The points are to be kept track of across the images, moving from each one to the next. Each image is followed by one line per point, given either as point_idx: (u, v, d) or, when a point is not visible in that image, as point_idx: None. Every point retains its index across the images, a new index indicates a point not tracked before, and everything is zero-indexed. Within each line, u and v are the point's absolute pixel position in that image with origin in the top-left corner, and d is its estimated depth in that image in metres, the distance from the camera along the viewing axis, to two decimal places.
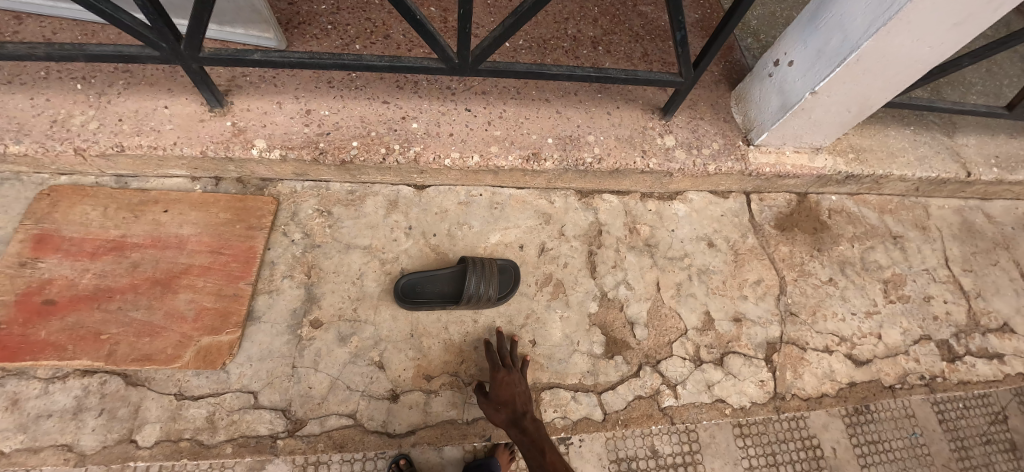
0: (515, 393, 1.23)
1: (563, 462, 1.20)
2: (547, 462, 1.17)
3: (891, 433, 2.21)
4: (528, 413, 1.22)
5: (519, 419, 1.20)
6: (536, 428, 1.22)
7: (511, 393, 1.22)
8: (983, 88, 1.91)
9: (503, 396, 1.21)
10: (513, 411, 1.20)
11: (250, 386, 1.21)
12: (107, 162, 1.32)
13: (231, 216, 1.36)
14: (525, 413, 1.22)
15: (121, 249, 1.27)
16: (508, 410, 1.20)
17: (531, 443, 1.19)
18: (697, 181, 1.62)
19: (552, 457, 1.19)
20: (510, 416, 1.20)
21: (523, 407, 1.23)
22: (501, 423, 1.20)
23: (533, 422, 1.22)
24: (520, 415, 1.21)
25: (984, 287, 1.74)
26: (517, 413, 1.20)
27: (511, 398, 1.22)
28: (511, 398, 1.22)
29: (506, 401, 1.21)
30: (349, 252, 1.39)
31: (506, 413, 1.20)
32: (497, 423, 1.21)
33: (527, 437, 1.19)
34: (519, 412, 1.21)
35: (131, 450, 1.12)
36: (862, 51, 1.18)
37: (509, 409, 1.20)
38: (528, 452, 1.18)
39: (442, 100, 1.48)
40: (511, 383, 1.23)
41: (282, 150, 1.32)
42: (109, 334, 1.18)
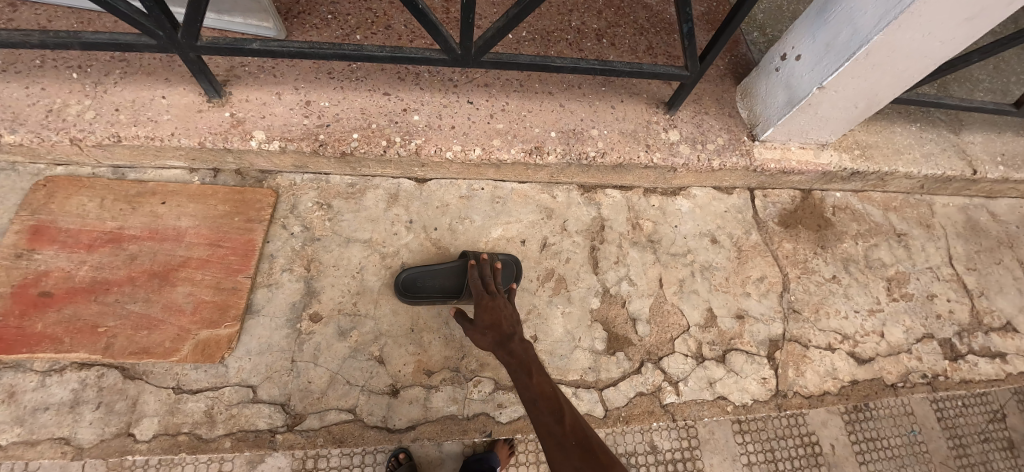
0: (500, 316, 1.13)
1: (553, 386, 1.06)
2: (533, 383, 1.04)
3: (890, 430, 2.22)
4: (516, 335, 1.12)
5: (506, 342, 1.10)
6: (526, 350, 1.11)
7: (495, 315, 1.13)
8: (990, 85, 1.89)
9: (489, 319, 1.12)
10: (498, 335, 1.11)
11: (249, 380, 1.20)
12: (104, 153, 1.30)
13: (230, 208, 1.35)
14: (513, 335, 1.12)
15: (118, 241, 1.26)
16: (494, 334, 1.11)
17: (519, 365, 1.07)
18: (701, 176, 1.60)
19: (541, 380, 1.06)
20: (495, 339, 1.11)
21: (510, 329, 1.13)
22: (489, 346, 1.12)
23: (522, 344, 1.11)
24: (508, 338, 1.11)
25: (987, 285, 1.74)
26: (503, 335, 1.10)
27: (496, 321, 1.12)
28: (495, 320, 1.12)
29: (492, 325, 1.12)
30: (349, 246, 1.38)
31: (491, 337, 1.11)
32: (485, 347, 1.13)
33: (514, 360, 1.08)
34: (504, 334, 1.11)
35: (129, 444, 1.11)
36: (871, 45, 1.16)
37: (495, 332, 1.11)
38: (515, 372, 1.07)
39: (444, 92, 1.45)
40: (495, 308, 1.14)
41: (282, 142, 1.30)
42: (107, 327, 1.17)
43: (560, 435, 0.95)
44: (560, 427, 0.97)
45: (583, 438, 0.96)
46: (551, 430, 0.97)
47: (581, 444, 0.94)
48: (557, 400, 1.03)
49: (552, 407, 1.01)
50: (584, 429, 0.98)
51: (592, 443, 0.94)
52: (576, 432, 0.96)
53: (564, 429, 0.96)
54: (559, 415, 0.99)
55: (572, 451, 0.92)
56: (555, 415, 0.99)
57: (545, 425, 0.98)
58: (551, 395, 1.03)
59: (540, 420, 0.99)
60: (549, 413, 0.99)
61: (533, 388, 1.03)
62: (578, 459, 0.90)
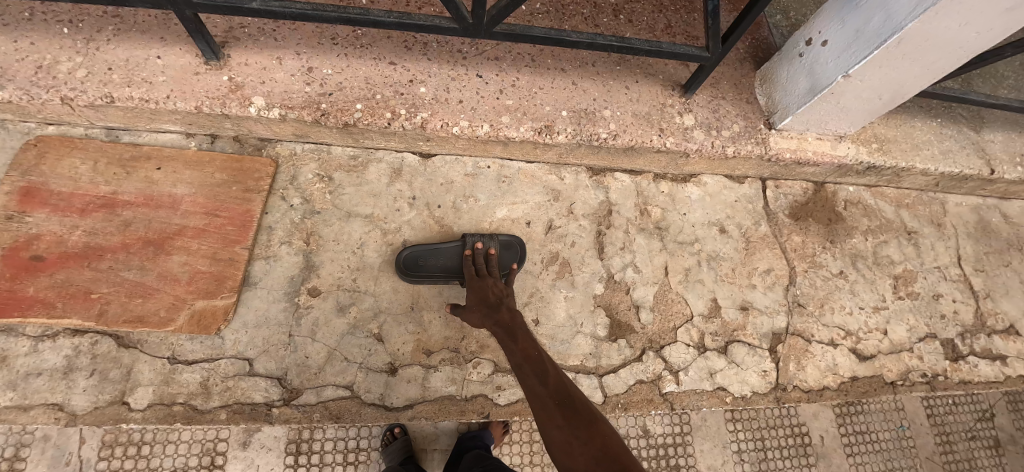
0: (485, 291, 1.18)
1: (539, 349, 1.07)
2: (518, 348, 1.06)
3: (880, 424, 2.24)
4: (504, 305, 1.15)
5: (492, 312, 1.14)
6: (513, 318, 1.13)
7: (480, 293, 1.18)
8: (1016, 82, 1.79)
9: (473, 298, 1.17)
10: (484, 307, 1.15)
11: (246, 353, 1.19)
12: (96, 113, 1.24)
13: (228, 176, 1.30)
14: (498, 306, 1.15)
15: (111, 207, 1.22)
16: (481, 307, 1.15)
17: (505, 332, 1.09)
18: (714, 163, 1.55)
19: (526, 345, 1.07)
20: (483, 311, 1.14)
21: (497, 300, 1.16)
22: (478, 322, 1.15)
23: (508, 313, 1.13)
24: (493, 308, 1.14)
25: (994, 288, 1.72)
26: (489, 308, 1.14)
27: (481, 298, 1.17)
28: (480, 296, 1.17)
29: (478, 301, 1.16)
30: (350, 221, 1.34)
31: (479, 311, 1.15)
32: (475, 321, 1.16)
33: (501, 328, 1.10)
34: (491, 305, 1.15)
35: (124, 412, 1.10)
36: (904, 33, 1.10)
37: (481, 307, 1.15)
38: (502, 340, 1.09)
39: (453, 64, 1.39)
40: (480, 287, 1.19)
41: (282, 109, 1.25)
42: (100, 293, 1.14)
43: (542, 394, 0.95)
44: (543, 387, 0.96)
45: (567, 394, 0.95)
46: (535, 390, 0.96)
47: (564, 400, 0.93)
48: (542, 361, 1.03)
49: (537, 370, 1.00)
50: (570, 388, 0.97)
51: (574, 398, 0.93)
52: (559, 390, 0.95)
53: (547, 389, 0.96)
54: (543, 375, 0.99)
55: (552, 407, 0.91)
56: (539, 376, 0.99)
57: (529, 386, 0.98)
58: (536, 358, 1.04)
59: (524, 382, 0.99)
60: (533, 375, 0.99)
61: (519, 353, 1.05)
62: (558, 412, 0.89)
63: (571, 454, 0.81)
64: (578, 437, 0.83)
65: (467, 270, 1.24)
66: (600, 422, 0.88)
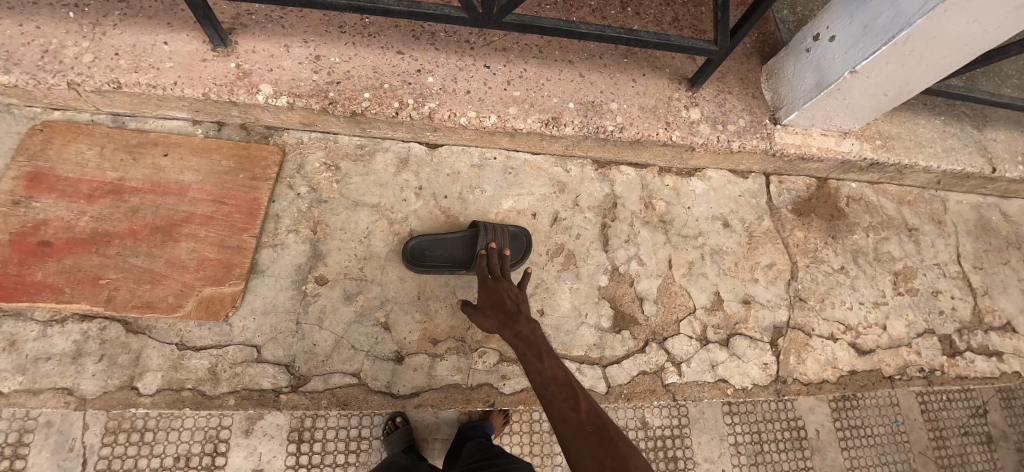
0: (503, 297, 1.15)
1: (565, 370, 1.05)
2: (545, 367, 1.04)
3: (875, 419, 2.27)
4: (522, 315, 1.12)
5: (512, 323, 1.10)
6: (532, 331, 1.10)
7: (496, 297, 1.14)
8: (1021, 82, 1.77)
9: (489, 302, 1.14)
10: (501, 316, 1.11)
11: (254, 340, 1.19)
12: (103, 99, 1.24)
13: (235, 164, 1.30)
14: (516, 316, 1.12)
15: (119, 193, 1.22)
16: (500, 315, 1.12)
17: (528, 347, 1.07)
18: (718, 158, 1.56)
19: (552, 364, 1.05)
20: (500, 318, 1.11)
21: (515, 308, 1.14)
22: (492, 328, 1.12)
23: (528, 325, 1.11)
24: (512, 318, 1.11)
25: (992, 285, 1.74)
26: (508, 316, 1.11)
27: (495, 303, 1.14)
28: (495, 301, 1.14)
29: (495, 307, 1.13)
30: (357, 210, 1.34)
31: (495, 317, 1.12)
32: (491, 329, 1.13)
33: (522, 341, 1.08)
34: (509, 314, 1.11)
35: (133, 397, 1.11)
36: (912, 30, 1.10)
37: (498, 314, 1.12)
38: (525, 356, 1.06)
39: (461, 55, 1.39)
40: (495, 290, 1.16)
41: (290, 97, 1.24)
42: (108, 279, 1.15)
43: (574, 420, 0.93)
44: (575, 413, 0.94)
45: (599, 424, 0.93)
46: (565, 415, 0.94)
47: (598, 430, 0.91)
48: (571, 384, 1.01)
49: (567, 394, 0.98)
50: (600, 416, 0.95)
51: (607, 428, 0.92)
52: (591, 418, 0.93)
53: (579, 416, 0.93)
54: (574, 401, 0.96)
55: (587, 435, 0.89)
56: (569, 400, 0.97)
57: (559, 411, 0.95)
58: (564, 380, 1.02)
59: (554, 406, 0.96)
60: (563, 400, 0.97)
61: (545, 373, 1.03)
62: (593, 443, 0.88)
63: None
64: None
65: (481, 270, 1.21)
66: (634, 456, 0.87)
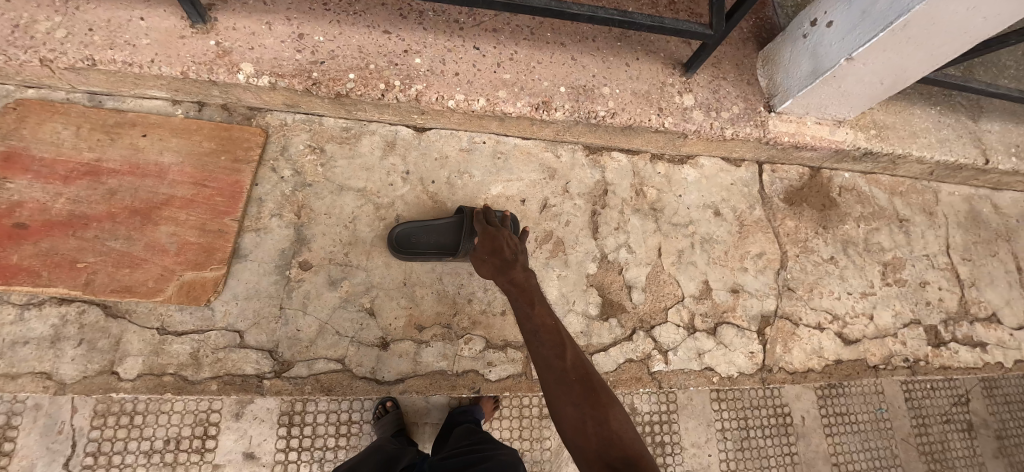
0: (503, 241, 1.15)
1: (555, 319, 1.04)
2: (534, 314, 1.03)
3: (859, 407, 2.30)
4: (518, 263, 1.13)
5: (507, 268, 1.11)
6: (527, 279, 1.11)
7: (497, 243, 1.14)
8: (1017, 72, 1.74)
9: (489, 247, 1.14)
10: (498, 260, 1.12)
11: (236, 325, 1.18)
12: (78, 76, 1.19)
13: (216, 146, 1.27)
14: (513, 262, 1.12)
15: (95, 175, 1.18)
16: (496, 258, 1.13)
17: (518, 293, 1.08)
18: (711, 145, 1.53)
19: (542, 311, 1.05)
20: (496, 264, 1.12)
21: (512, 257, 1.14)
22: (489, 273, 1.13)
23: (523, 272, 1.11)
24: (508, 265, 1.12)
25: (979, 277, 1.75)
26: (504, 261, 1.12)
27: (495, 248, 1.14)
28: (494, 246, 1.14)
29: (493, 251, 1.13)
30: (342, 194, 1.32)
31: (492, 262, 1.12)
32: (487, 274, 1.14)
33: (515, 288, 1.09)
34: (505, 261, 1.12)
35: (113, 381, 1.10)
36: (910, 16, 1.08)
37: (496, 258, 1.13)
38: (516, 300, 1.07)
39: (449, 35, 1.35)
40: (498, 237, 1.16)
41: (272, 77, 1.21)
42: (87, 263, 1.12)
43: (559, 368, 0.95)
44: (561, 362, 0.96)
45: (584, 374, 0.95)
46: (550, 364, 0.96)
47: (582, 379, 0.93)
48: (558, 332, 1.01)
49: (555, 343, 0.99)
50: (586, 365, 0.97)
51: (591, 378, 0.94)
52: (576, 367, 0.95)
53: (564, 364, 0.95)
54: (561, 350, 0.97)
55: (570, 384, 0.92)
56: (556, 349, 0.98)
57: (545, 358, 0.97)
58: (552, 328, 1.02)
59: (541, 354, 0.97)
60: (550, 348, 0.98)
61: (534, 320, 1.03)
62: (576, 393, 0.90)
63: (585, 436, 0.84)
64: (594, 419, 0.86)
65: (479, 222, 1.21)
66: (614, 405, 0.90)
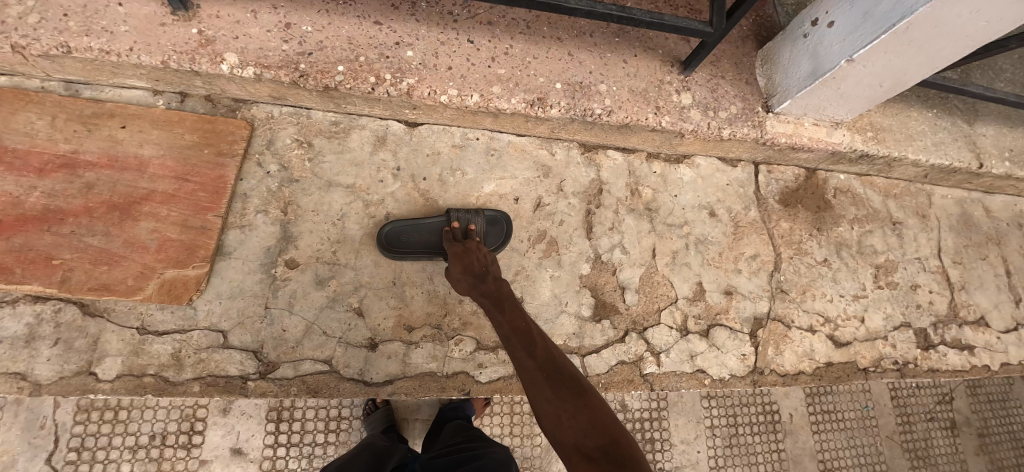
0: (471, 259, 1.17)
1: (527, 321, 1.06)
2: (505, 320, 1.06)
3: (847, 405, 2.33)
4: (489, 275, 1.16)
5: (479, 282, 1.15)
6: (499, 289, 1.14)
7: (466, 260, 1.17)
8: (1013, 76, 1.73)
9: (459, 267, 1.16)
10: (470, 278, 1.15)
11: (219, 325, 1.15)
12: (52, 64, 1.13)
13: (199, 138, 1.22)
14: (484, 276, 1.16)
15: (72, 167, 1.12)
16: (467, 276, 1.15)
17: (492, 303, 1.10)
18: (708, 145, 1.51)
19: (514, 316, 1.07)
20: (469, 281, 1.15)
21: (483, 270, 1.17)
22: (465, 290, 1.16)
23: (495, 283, 1.15)
24: (480, 280, 1.15)
25: (969, 280, 1.76)
26: (476, 277, 1.15)
27: (467, 267, 1.16)
28: (466, 264, 1.16)
29: (464, 271, 1.16)
30: (331, 191, 1.28)
31: (467, 280, 1.15)
32: (464, 291, 1.17)
33: (488, 299, 1.12)
34: (477, 276, 1.15)
35: (91, 382, 1.06)
36: (913, 18, 1.06)
37: (469, 276, 1.15)
38: (489, 311, 1.10)
39: (443, 28, 1.30)
40: (466, 252, 1.18)
41: (257, 69, 1.16)
42: (62, 259, 1.07)
43: (531, 367, 0.95)
44: (532, 360, 0.96)
45: (557, 369, 0.94)
46: (524, 364, 0.96)
47: (554, 374, 0.93)
48: (530, 332, 1.03)
49: (526, 344, 1.00)
50: (558, 360, 0.96)
51: (564, 372, 0.93)
52: (548, 364, 0.95)
53: (535, 362, 0.95)
54: (531, 349, 0.98)
55: (541, 381, 0.91)
56: (527, 349, 0.99)
57: (518, 359, 0.98)
58: (523, 330, 1.03)
59: (513, 357, 0.98)
60: (521, 349, 0.99)
61: (505, 325, 1.05)
62: (548, 388, 0.89)
63: (562, 428, 0.82)
64: (568, 410, 0.84)
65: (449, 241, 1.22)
66: (590, 395, 0.88)
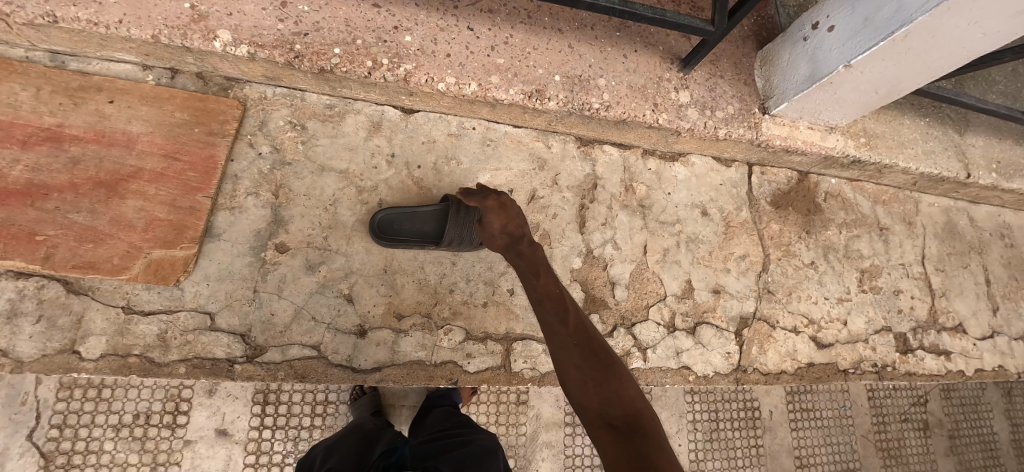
0: (508, 217, 1.05)
1: (560, 285, 0.97)
2: (539, 283, 0.96)
3: (825, 403, 2.39)
4: (526, 237, 1.05)
5: (515, 242, 1.04)
6: (535, 251, 1.04)
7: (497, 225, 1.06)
8: (1004, 88, 1.75)
9: (496, 222, 1.05)
10: (507, 236, 1.05)
11: (207, 307, 1.14)
12: (38, 34, 1.09)
13: (190, 117, 1.19)
14: (520, 236, 1.05)
15: (57, 141, 1.09)
16: (504, 235, 1.05)
17: (527, 266, 1.00)
18: (704, 144, 1.51)
19: (548, 281, 0.97)
20: (505, 239, 1.05)
21: (520, 232, 1.06)
22: (500, 248, 1.06)
23: (531, 248, 1.03)
24: (517, 240, 1.04)
25: (950, 287, 1.80)
26: (514, 237, 1.04)
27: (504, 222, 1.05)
28: (503, 220, 1.05)
29: (501, 227, 1.05)
30: (323, 175, 1.27)
31: (503, 238, 1.05)
32: (498, 249, 1.07)
33: (524, 261, 1.02)
34: (514, 236, 1.04)
35: (74, 361, 1.05)
36: (912, 28, 1.07)
37: (505, 234, 1.05)
38: (522, 273, 1.00)
39: (443, 13, 1.28)
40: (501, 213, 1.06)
41: (251, 48, 1.13)
42: (46, 236, 1.05)
43: (561, 334, 0.87)
44: (563, 326, 0.88)
45: (586, 337, 0.88)
46: (553, 330, 0.89)
47: (583, 342, 0.86)
48: (561, 296, 0.94)
49: (557, 308, 0.91)
50: (589, 329, 0.90)
51: (595, 341, 0.87)
52: (579, 332, 0.88)
53: (566, 329, 0.88)
54: (563, 314, 0.90)
55: (571, 348, 0.85)
56: (559, 314, 0.90)
57: (547, 324, 0.90)
58: (557, 295, 0.94)
59: (542, 318, 0.91)
60: (553, 313, 0.90)
61: (538, 288, 0.95)
62: (577, 354, 0.84)
63: (586, 396, 0.79)
64: (595, 379, 0.80)
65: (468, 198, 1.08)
66: (617, 365, 0.84)
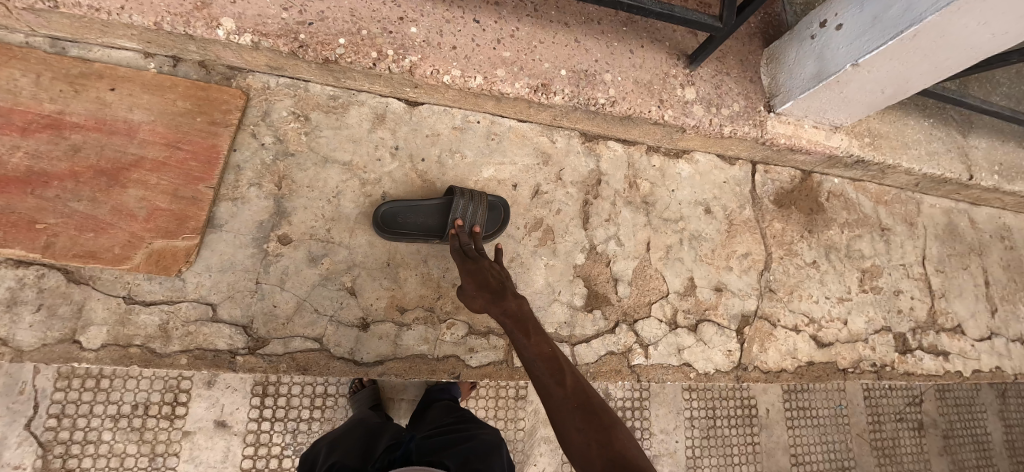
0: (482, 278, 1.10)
1: (553, 346, 0.99)
2: (531, 344, 0.99)
3: (821, 402, 2.40)
4: (508, 291, 1.08)
5: (498, 299, 1.06)
6: (520, 306, 1.06)
7: (478, 278, 1.10)
8: (1009, 91, 1.75)
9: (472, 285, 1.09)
10: (487, 294, 1.07)
11: (209, 298, 1.14)
12: (37, 19, 1.07)
13: (192, 106, 1.17)
14: (502, 292, 1.08)
15: (57, 128, 1.07)
16: (484, 294, 1.08)
17: (513, 324, 1.02)
18: (709, 141, 1.51)
19: (539, 340, 1.00)
20: (485, 297, 1.07)
21: (500, 285, 1.09)
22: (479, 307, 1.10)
23: (515, 300, 1.07)
24: (497, 297, 1.07)
25: (949, 289, 1.81)
26: (494, 293, 1.07)
27: (481, 283, 1.09)
28: (479, 281, 1.09)
29: (482, 284, 1.08)
30: (327, 167, 1.26)
31: (482, 297, 1.08)
32: (477, 308, 1.11)
33: (510, 319, 1.04)
34: (495, 292, 1.07)
35: (75, 351, 1.04)
36: (921, 26, 1.06)
37: (485, 294, 1.07)
38: (513, 333, 1.01)
39: (448, 5, 1.27)
40: (477, 270, 1.11)
41: (255, 36, 1.11)
42: (46, 224, 1.03)
43: (558, 396, 0.88)
44: (560, 388, 0.89)
45: (585, 397, 0.88)
46: (550, 391, 0.89)
47: (583, 404, 0.86)
48: (556, 359, 0.96)
49: (554, 370, 0.93)
50: (586, 389, 0.90)
51: (592, 401, 0.87)
52: (577, 392, 0.88)
53: (564, 391, 0.88)
54: (559, 376, 0.91)
55: (570, 410, 0.85)
56: (555, 375, 0.92)
57: (545, 386, 0.90)
58: (550, 356, 0.96)
59: (540, 381, 0.91)
60: (549, 374, 0.92)
61: (532, 348, 0.98)
62: (576, 415, 0.84)
63: (590, 459, 0.77)
64: (596, 440, 0.79)
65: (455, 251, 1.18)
66: (617, 425, 0.83)
